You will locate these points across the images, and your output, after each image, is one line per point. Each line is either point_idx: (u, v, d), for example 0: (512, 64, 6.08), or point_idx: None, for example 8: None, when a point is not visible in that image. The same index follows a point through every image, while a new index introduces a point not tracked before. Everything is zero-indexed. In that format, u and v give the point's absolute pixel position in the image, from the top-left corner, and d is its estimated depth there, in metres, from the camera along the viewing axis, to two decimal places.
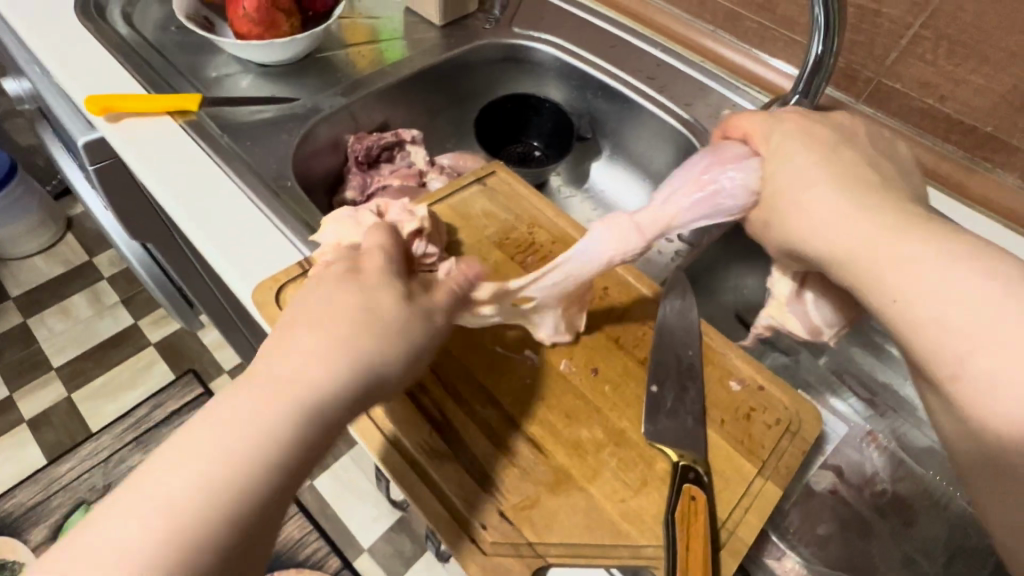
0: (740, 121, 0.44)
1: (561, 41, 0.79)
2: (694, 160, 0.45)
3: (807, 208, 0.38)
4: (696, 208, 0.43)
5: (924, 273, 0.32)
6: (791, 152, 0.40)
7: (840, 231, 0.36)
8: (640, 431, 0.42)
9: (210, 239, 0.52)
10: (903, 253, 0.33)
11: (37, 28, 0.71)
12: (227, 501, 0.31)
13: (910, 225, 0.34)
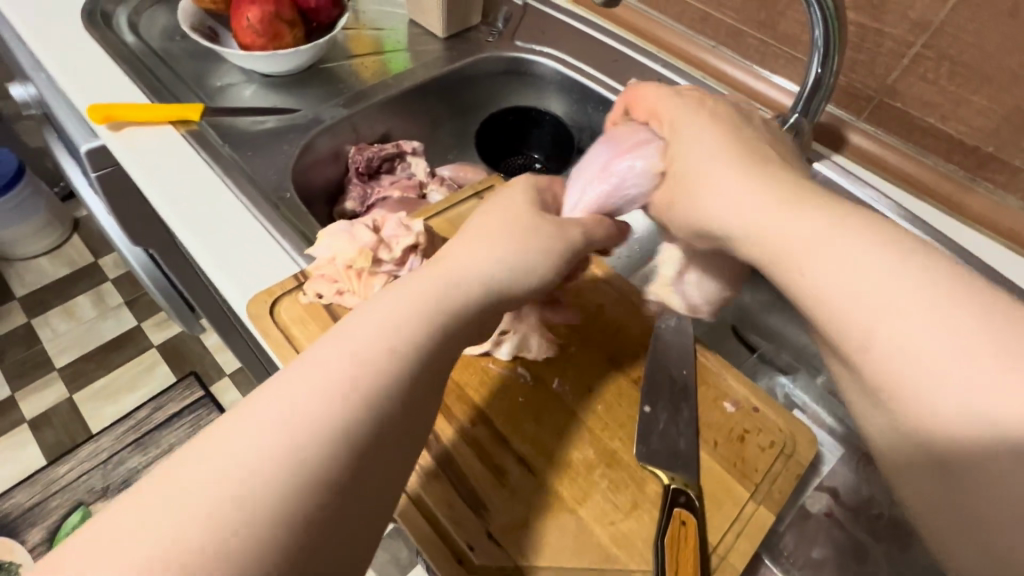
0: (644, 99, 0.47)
1: (563, 54, 0.79)
2: (600, 149, 0.49)
3: (711, 190, 0.39)
4: (610, 196, 0.46)
5: (838, 266, 0.32)
6: (694, 133, 0.41)
7: (746, 212, 0.37)
8: (632, 452, 0.41)
9: (207, 250, 0.52)
10: (820, 244, 0.33)
11: (46, 37, 0.72)
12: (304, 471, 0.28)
13: (807, 205, 0.35)
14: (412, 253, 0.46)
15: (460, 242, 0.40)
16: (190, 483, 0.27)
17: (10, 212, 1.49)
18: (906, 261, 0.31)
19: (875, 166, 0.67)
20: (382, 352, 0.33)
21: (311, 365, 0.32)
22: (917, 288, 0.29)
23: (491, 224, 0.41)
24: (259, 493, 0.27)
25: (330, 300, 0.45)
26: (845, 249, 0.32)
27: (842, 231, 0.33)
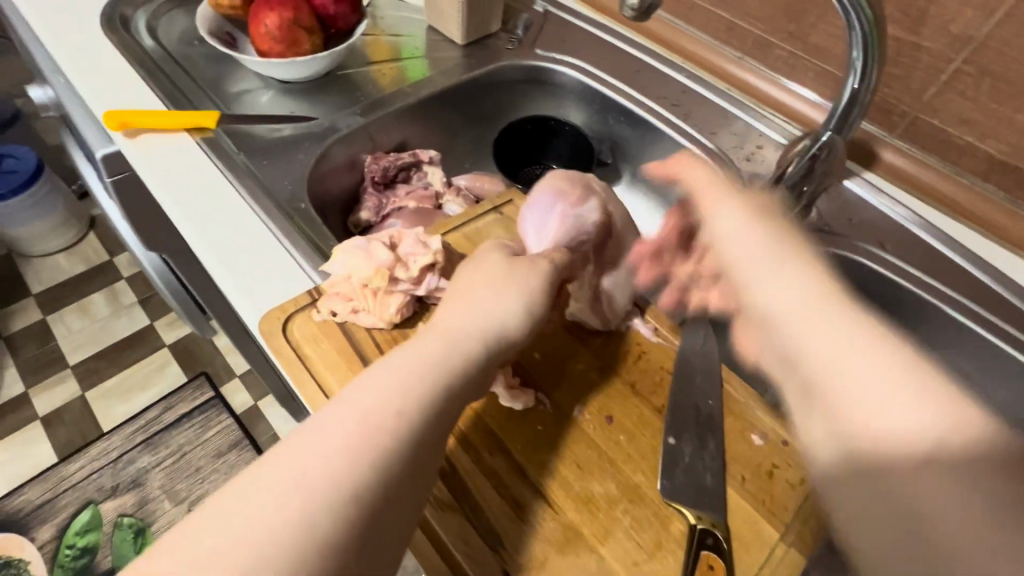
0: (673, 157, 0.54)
1: (584, 63, 0.78)
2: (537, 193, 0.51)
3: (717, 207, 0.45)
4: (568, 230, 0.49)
5: None
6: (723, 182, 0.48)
7: (730, 257, 0.33)
8: (656, 487, 0.40)
9: (218, 261, 0.51)
10: None
11: (66, 42, 0.72)
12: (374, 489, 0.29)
13: None
14: (429, 271, 0.44)
15: (462, 288, 0.42)
16: (260, 507, 0.27)
17: (28, 209, 1.50)
18: (869, 336, 0.28)
19: (907, 185, 0.64)
20: (401, 398, 0.33)
21: (337, 409, 0.32)
22: (884, 370, 0.27)
23: (484, 271, 0.43)
24: (335, 507, 0.28)
25: (344, 318, 0.44)
26: (809, 316, 0.29)
27: (811, 294, 0.30)
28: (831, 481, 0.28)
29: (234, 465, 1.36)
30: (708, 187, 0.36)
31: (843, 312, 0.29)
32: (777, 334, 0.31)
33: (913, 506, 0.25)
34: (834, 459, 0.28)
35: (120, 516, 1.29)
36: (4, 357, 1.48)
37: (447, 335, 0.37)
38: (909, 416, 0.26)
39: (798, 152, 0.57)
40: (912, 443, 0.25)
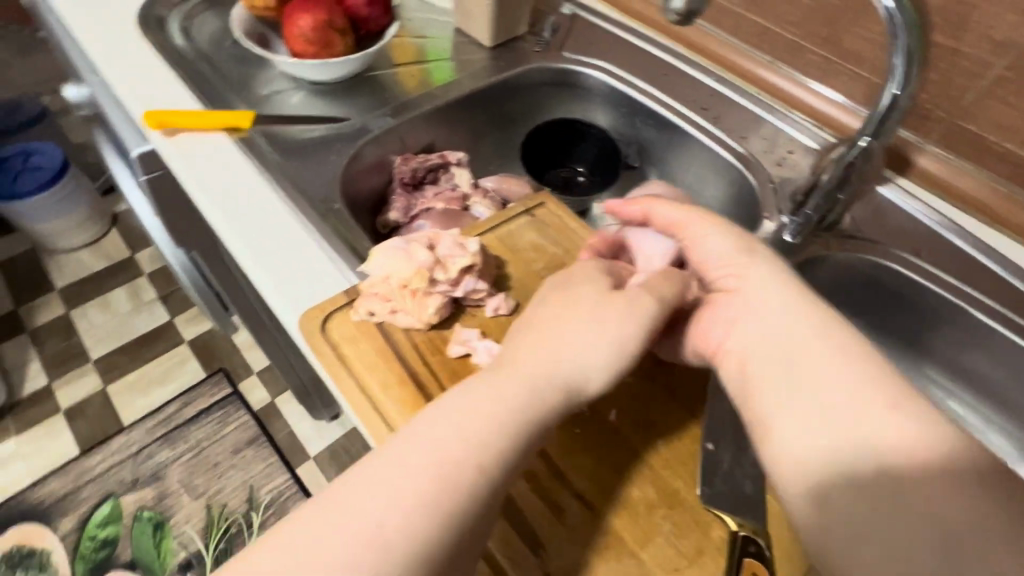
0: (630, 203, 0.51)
1: (612, 67, 0.78)
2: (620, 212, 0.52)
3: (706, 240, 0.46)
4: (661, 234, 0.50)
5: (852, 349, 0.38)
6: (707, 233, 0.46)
7: (715, 274, 0.44)
8: (695, 493, 0.40)
9: (257, 260, 0.52)
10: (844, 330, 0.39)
11: (102, 42, 0.73)
12: (434, 520, 0.33)
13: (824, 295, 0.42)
14: (467, 274, 0.45)
15: (544, 316, 0.42)
16: (338, 530, 0.32)
17: (53, 205, 1.53)
18: (832, 338, 0.38)
19: (942, 191, 0.63)
20: (486, 432, 0.36)
21: (422, 438, 0.36)
22: (847, 361, 0.37)
23: (576, 304, 0.42)
24: (400, 534, 0.32)
25: (382, 318, 0.44)
26: (792, 322, 0.40)
27: (788, 304, 0.40)
28: (802, 464, 0.35)
29: (251, 461, 1.37)
30: (690, 214, 0.47)
31: (811, 317, 0.39)
32: (756, 340, 0.40)
33: (880, 459, 0.33)
34: (809, 443, 0.35)
35: (139, 510, 1.30)
36: (28, 350, 1.51)
37: (528, 373, 0.39)
38: (871, 392, 0.35)
39: (834, 160, 0.57)
40: (877, 412, 0.34)
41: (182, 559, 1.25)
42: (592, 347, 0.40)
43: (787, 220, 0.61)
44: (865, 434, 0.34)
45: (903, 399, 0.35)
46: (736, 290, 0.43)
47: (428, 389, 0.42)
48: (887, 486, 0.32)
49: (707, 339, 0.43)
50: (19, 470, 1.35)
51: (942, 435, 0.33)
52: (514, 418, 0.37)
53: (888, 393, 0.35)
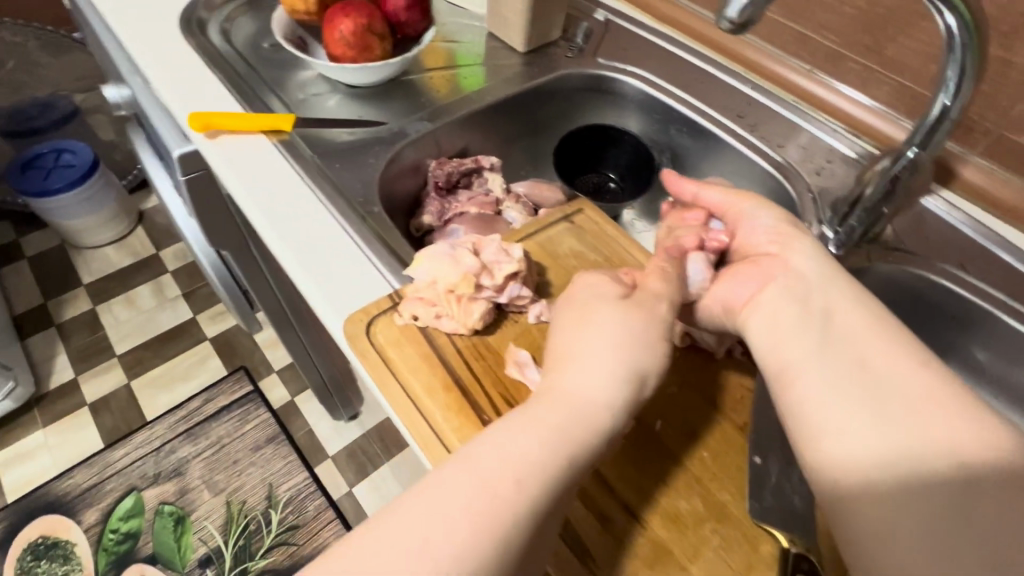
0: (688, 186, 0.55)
1: (647, 73, 0.78)
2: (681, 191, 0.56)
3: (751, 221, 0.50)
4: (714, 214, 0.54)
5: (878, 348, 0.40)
6: (755, 213, 0.50)
7: (760, 246, 0.48)
8: (744, 507, 0.40)
9: (298, 261, 0.52)
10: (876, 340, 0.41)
11: (145, 44, 0.75)
12: (489, 545, 0.32)
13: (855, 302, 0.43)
14: (512, 280, 0.45)
15: (564, 341, 0.41)
16: (393, 556, 0.31)
17: (82, 201, 1.56)
18: (865, 314, 0.42)
19: (986, 204, 0.62)
20: (536, 458, 0.35)
21: (466, 470, 0.35)
22: (878, 338, 0.41)
23: (590, 323, 0.41)
24: (457, 563, 0.31)
25: (426, 323, 0.45)
26: (823, 290, 0.44)
27: (823, 280, 0.44)
28: (843, 440, 0.38)
29: (271, 458, 1.38)
30: (740, 198, 0.51)
31: (846, 296, 0.43)
32: (792, 314, 0.43)
33: (915, 429, 0.36)
34: (847, 416, 0.38)
35: (162, 504, 1.31)
36: (55, 344, 1.53)
37: (563, 402, 0.38)
38: (902, 367, 0.39)
39: (878, 172, 0.57)
40: (912, 385, 0.38)
41: (202, 555, 1.26)
42: (615, 368, 0.39)
43: (830, 232, 0.61)
44: (902, 406, 0.37)
45: (929, 373, 0.38)
46: (776, 259, 0.46)
47: (474, 394, 0.42)
48: (923, 452, 0.35)
49: (731, 296, 0.46)
50: (45, 461, 1.37)
51: (975, 421, 0.36)
52: (554, 446, 0.36)
53: (909, 394, 0.38)
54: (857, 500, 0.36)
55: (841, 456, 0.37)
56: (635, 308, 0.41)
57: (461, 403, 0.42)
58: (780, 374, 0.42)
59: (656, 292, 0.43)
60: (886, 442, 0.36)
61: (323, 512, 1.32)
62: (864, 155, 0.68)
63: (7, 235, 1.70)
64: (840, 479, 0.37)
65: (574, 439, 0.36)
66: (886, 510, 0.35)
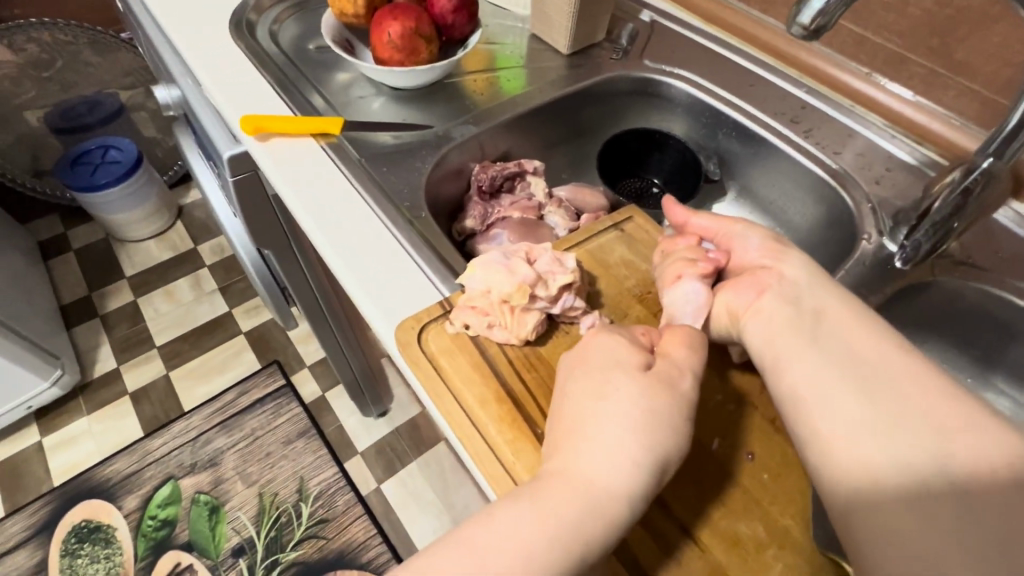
0: (679, 209, 0.54)
1: (695, 76, 0.76)
2: (674, 213, 0.54)
3: (742, 240, 0.49)
4: (711, 233, 0.52)
5: (877, 350, 0.40)
6: (745, 232, 0.49)
7: (754, 264, 0.48)
8: (806, 533, 0.40)
9: (347, 264, 0.52)
10: (880, 345, 0.40)
11: (197, 46, 0.76)
12: None
13: (855, 311, 0.42)
14: (566, 291, 0.45)
15: (575, 411, 0.39)
16: None
17: (127, 196, 1.61)
18: (859, 316, 0.42)
19: None
20: (540, 543, 0.33)
21: (467, 554, 0.33)
22: (880, 341, 0.40)
23: (605, 392, 0.39)
24: None
25: (478, 332, 0.45)
26: (814, 295, 0.44)
27: (814, 287, 0.44)
28: (849, 442, 0.37)
29: (302, 452, 1.40)
30: (729, 221, 0.51)
31: (837, 299, 0.43)
32: (795, 323, 0.42)
33: (919, 431, 0.36)
34: (852, 419, 0.37)
35: (197, 493, 1.35)
36: (99, 334, 1.58)
37: (577, 490, 0.35)
38: (904, 370, 0.38)
39: (946, 183, 0.54)
40: (913, 385, 0.38)
41: (236, 544, 1.28)
42: (632, 453, 0.36)
43: (894, 246, 0.59)
44: (919, 415, 0.36)
45: (928, 369, 0.38)
46: (772, 271, 0.46)
47: (527, 407, 0.42)
48: (939, 455, 0.34)
49: (731, 306, 0.46)
50: (88, 448, 1.41)
51: (984, 415, 0.36)
52: (562, 535, 0.33)
53: (918, 401, 0.37)
54: (863, 499, 0.35)
55: (846, 458, 0.36)
56: (654, 389, 0.39)
57: (512, 422, 0.41)
58: (782, 381, 0.41)
59: (679, 363, 0.41)
60: (892, 444, 0.36)
61: (352, 507, 1.33)
62: (926, 163, 0.65)
63: (55, 227, 1.76)
64: (844, 480, 0.36)
65: (582, 525, 0.34)
66: (891, 509, 0.34)
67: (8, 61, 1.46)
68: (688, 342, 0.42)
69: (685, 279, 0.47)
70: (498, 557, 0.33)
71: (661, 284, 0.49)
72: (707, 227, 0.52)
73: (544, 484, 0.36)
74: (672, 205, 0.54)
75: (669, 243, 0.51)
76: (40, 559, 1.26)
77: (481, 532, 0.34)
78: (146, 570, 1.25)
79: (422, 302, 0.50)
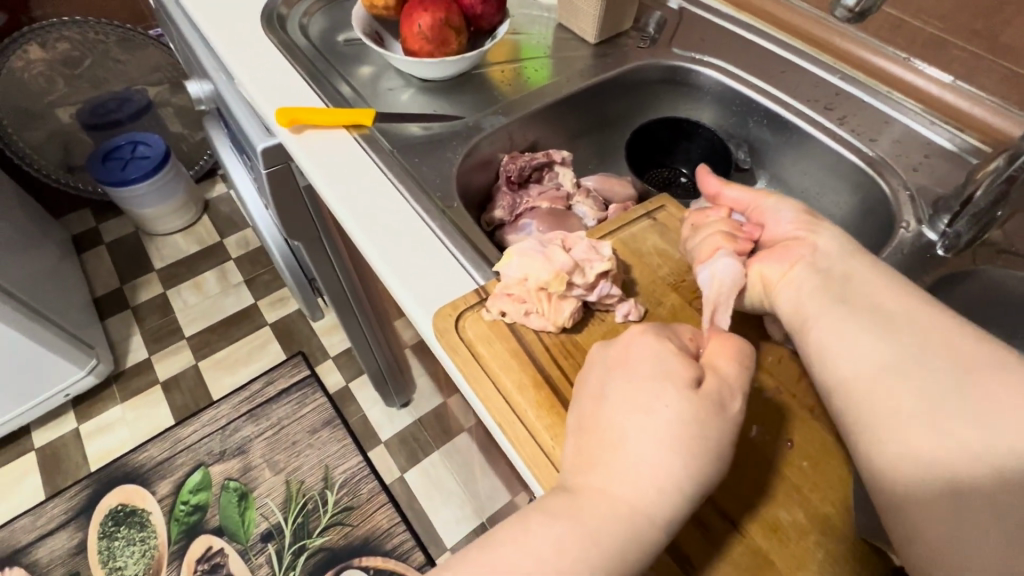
0: (712, 181, 0.54)
1: (726, 64, 0.75)
2: (706, 184, 0.54)
3: (775, 214, 0.50)
4: (742, 205, 0.52)
5: (920, 327, 0.39)
6: (777, 208, 0.50)
7: (785, 238, 0.48)
8: (847, 520, 0.40)
9: (382, 252, 0.53)
10: (923, 322, 0.40)
11: (229, 41, 0.78)
12: None
13: (895, 295, 0.42)
14: (603, 278, 0.46)
15: (615, 418, 0.38)
16: None
17: (155, 190, 1.65)
18: (897, 292, 0.42)
19: None
20: (572, 561, 0.33)
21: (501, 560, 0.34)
22: (943, 334, 0.39)
23: (648, 403, 0.38)
24: None
25: (515, 319, 0.46)
26: (844, 264, 0.45)
27: (845, 258, 0.45)
28: (895, 437, 0.36)
29: (327, 441, 1.43)
30: (761, 194, 0.51)
31: (872, 272, 0.44)
32: (855, 319, 0.41)
33: (973, 427, 0.34)
34: (904, 413, 0.37)
35: (227, 480, 1.38)
36: (131, 324, 1.63)
37: (617, 512, 0.35)
38: (965, 361, 0.37)
39: (989, 171, 0.53)
40: (975, 375, 0.36)
41: (264, 529, 1.32)
42: (669, 456, 0.36)
43: (936, 235, 0.58)
44: (969, 397, 0.35)
45: (974, 345, 0.38)
46: (804, 243, 0.47)
47: (563, 392, 0.43)
48: (990, 438, 0.34)
49: (764, 275, 0.47)
50: (123, 434, 1.46)
51: None
52: (596, 544, 0.34)
53: (968, 380, 0.36)
54: (900, 493, 0.35)
55: (889, 449, 0.36)
56: (695, 402, 0.38)
57: (551, 417, 0.42)
58: (824, 364, 0.42)
59: (728, 379, 0.40)
60: (942, 442, 0.35)
61: (377, 495, 1.36)
62: (967, 149, 0.63)
63: (87, 221, 1.81)
64: (888, 472, 0.36)
65: (617, 532, 0.34)
66: (929, 507, 0.34)
67: (40, 59, 1.50)
68: (736, 357, 0.41)
69: (722, 255, 0.48)
70: (529, 560, 0.34)
71: (696, 259, 0.50)
72: (739, 199, 0.52)
73: (581, 490, 0.37)
74: (705, 175, 0.55)
75: (698, 216, 0.52)
76: (80, 540, 1.31)
77: (516, 543, 0.35)
78: (179, 553, 1.29)
79: (457, 289, 0.51)
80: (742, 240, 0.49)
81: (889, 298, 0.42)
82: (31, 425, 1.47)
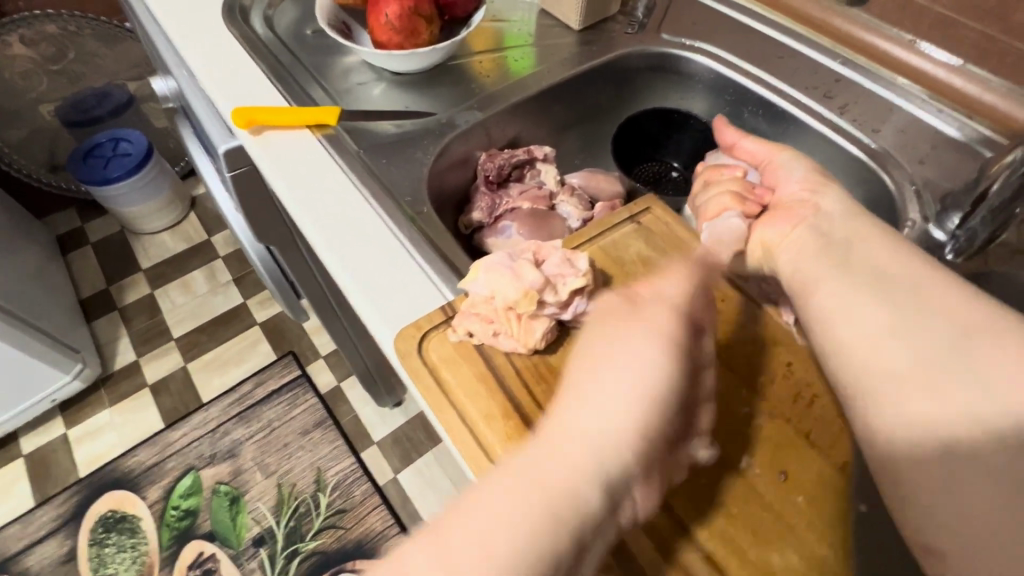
0: (732, 132, 0.53)
1: (719, 50, 0.70)
2: (723, 134, 0.53)
3: (786, 171, 0.48)
4: (758, 156, 0.51)
5: (919, 282, 0.36)
6: (788, 164, 0.48)
7: (792, 196, 0.46)
8: (846, 563, 0.37)
9: (344, 265, 0.49)
10: (928, 279, 0.36)
11: (191, 36, 0.73)
12: None
13: (899, 251, 0.38)
14: (577, 296, 0.42)
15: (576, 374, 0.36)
16: None
17: (139, 189, 1.61)
18: (904, 251, 0.38)
19: None
20: (533, 515, 0.30)
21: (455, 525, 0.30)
22: (949, 292, 0.35)
23: (625, 385, 0.35)
24: None
25: (482, 340, 0.42)
26: (846, 226, 0.42)
27: (846, 217, 0.42)
28: (900, 408, 0.32)
29: (319, 442, 1.40)
30: (778, 148, 0.50)
31: (877, 234, 0.40)
32: (862, 284, 0.37)
33: (979, 403, 0.31)
34: (918, 393, 0.32)
35: (218, 483, 1.36)
36: (118, 326, 1.59)
37: (580, 458, 0.32)
38: (972, 322, 0.33)
39: (1007, 164, 0.48)
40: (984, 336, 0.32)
41: (256, 534, 1.30)
42: (633, 398, 0.34)
43: (947, 237, 0.53)
44: (972, 357, 0.32)
45: (986, 305, 0.34)
46: (807, 205, 0.44)
47: (534, 421, 0.39)
48: (994, 403, 0.30)
49: (765, 239, 0.45)
50: (112, 439, 1.43)
51: None
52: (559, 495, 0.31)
53: (974, 339, 0.32)
54: (894, 467, 0.32)
55: (888, 417, 0.33)
56: (656, 344, 0.36)
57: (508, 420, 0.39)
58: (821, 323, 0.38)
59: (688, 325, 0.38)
60: (939, 406, 0.31)
61: (369, 498, 1.33)
62: (977, 139, 0.59)
63: (73, 220, 1.77)
64: (886, 439, 0.33)
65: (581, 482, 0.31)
66: (922, 485, 0.31)
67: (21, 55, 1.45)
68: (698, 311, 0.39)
69: (726, 214, 0.48)
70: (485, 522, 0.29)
71: (703, 216, 0.50)
72: (757, 150, 0.51)
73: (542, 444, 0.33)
74: (724, 127, 0.54)
75: (714, 172, 0.53)
76: (69, 548, 1.29)
77: (471, 506, 0.30)
78: (170, 560, 1.27)
79: (425, 305, 0.47)
80: (747, 199, 0.48)
81: (892, 255, 0.38)
82: (19, 431, 1.45)
